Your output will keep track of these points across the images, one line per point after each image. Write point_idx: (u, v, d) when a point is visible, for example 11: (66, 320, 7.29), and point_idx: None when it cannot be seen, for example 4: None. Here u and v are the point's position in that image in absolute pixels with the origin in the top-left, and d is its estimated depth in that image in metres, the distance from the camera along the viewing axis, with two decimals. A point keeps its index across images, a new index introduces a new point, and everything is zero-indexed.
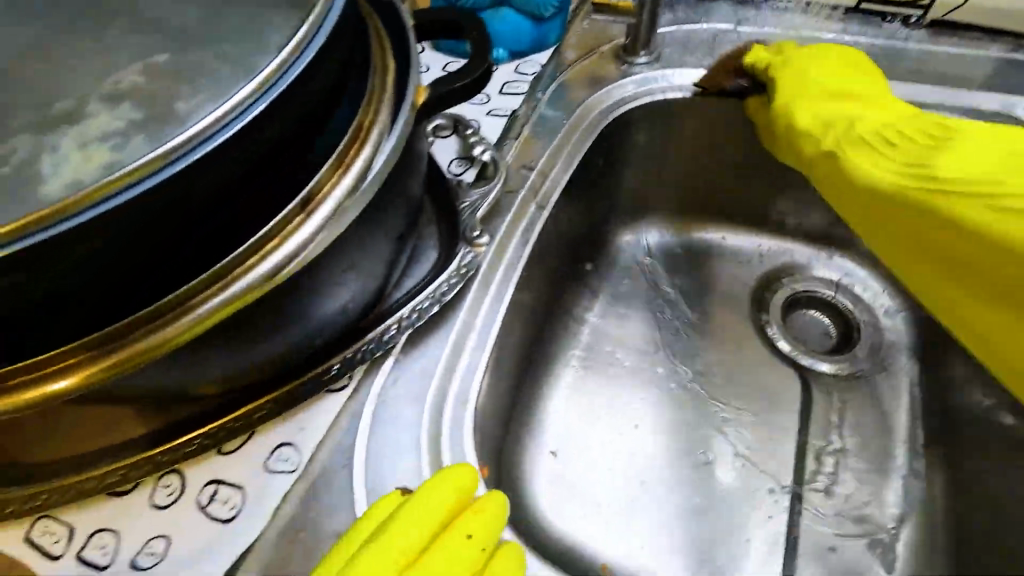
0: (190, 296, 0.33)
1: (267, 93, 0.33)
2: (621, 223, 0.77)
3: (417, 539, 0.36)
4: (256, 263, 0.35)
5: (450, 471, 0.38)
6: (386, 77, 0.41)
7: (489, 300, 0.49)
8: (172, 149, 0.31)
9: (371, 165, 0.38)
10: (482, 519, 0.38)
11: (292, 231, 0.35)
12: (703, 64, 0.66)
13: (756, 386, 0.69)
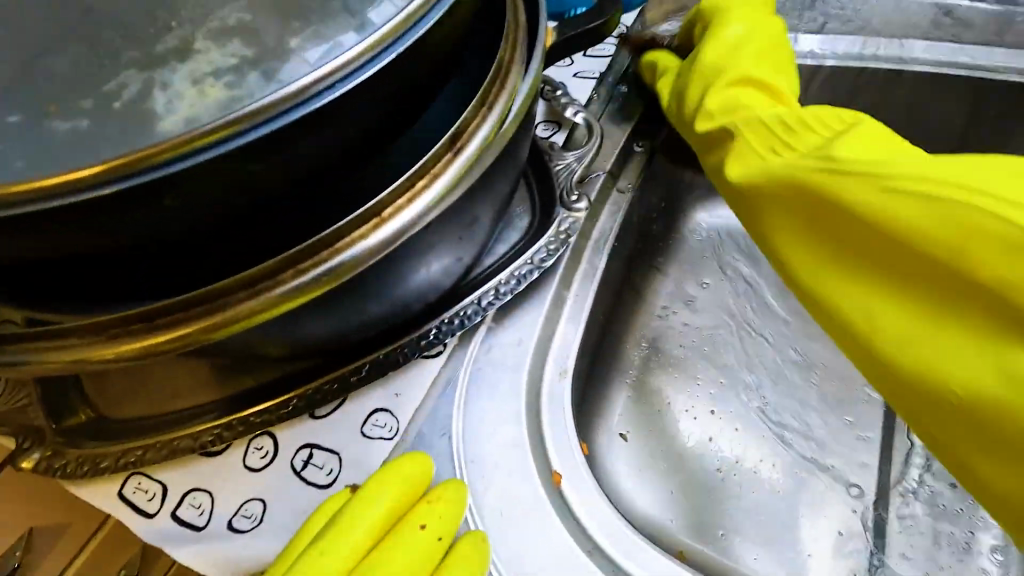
0: (311, 256, 0.31)
1: (394, 43, 0.30)
2: (694, 200, 0.74)
3: (365, 537, 0.33)
4: (370, 231, 0.32)
5: (392, 464, 0.35)
6: (519, 14, 0.37)
7: (583, 271, 0.46)
8: (298, 91, 0.28)
9: (508, 114, 0.34)
10: (438, 510, 0.34)
11: (418, 189, 0.32)
12: (800, 28, 0.62)
13: (832, 372, 0.68)
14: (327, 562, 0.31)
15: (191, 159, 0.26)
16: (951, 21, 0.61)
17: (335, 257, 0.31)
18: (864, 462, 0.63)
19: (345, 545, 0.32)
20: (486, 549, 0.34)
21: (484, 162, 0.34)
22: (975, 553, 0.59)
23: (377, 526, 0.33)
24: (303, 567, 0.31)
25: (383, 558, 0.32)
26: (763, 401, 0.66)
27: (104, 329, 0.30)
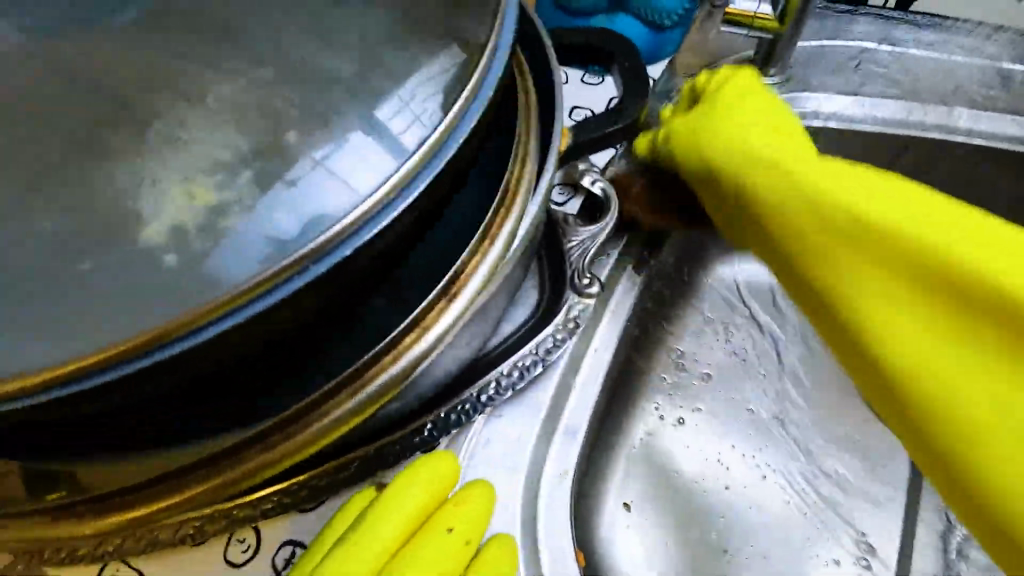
0: (323, 398, 0.31)
1: (418, 179, 0.29)
2: (716, 253, 0.71)
3: (391, 538, 0.33)
4: (383, 371, 0.31)
5: (424, 463, 0.35)
6: (531, 118, 0.35)
7: (592, 357, 0.44)
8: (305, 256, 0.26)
9: (517, 235, 0.32)
10: (466, 511, 0.35)
11: (432, 322, 0.31)
12: (843, 87, 0.58)
13: (855, 448, 0.65)
14: (359, 560, 0.32)
15: (197, 336, 0.25)
16: (1007, 89, 0.57)
17: (340, 406, 0.31)
18: (871, 547, 0.61)
19: (370, 548, 0.32)
20: (514, 554, 0.36)
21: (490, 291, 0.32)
22: None
23: (407, 521, 0.34)
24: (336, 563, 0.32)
25: (417, 555, 0.33)
26: (778, 477, 0.63)
27: (108, 502, 0.31)
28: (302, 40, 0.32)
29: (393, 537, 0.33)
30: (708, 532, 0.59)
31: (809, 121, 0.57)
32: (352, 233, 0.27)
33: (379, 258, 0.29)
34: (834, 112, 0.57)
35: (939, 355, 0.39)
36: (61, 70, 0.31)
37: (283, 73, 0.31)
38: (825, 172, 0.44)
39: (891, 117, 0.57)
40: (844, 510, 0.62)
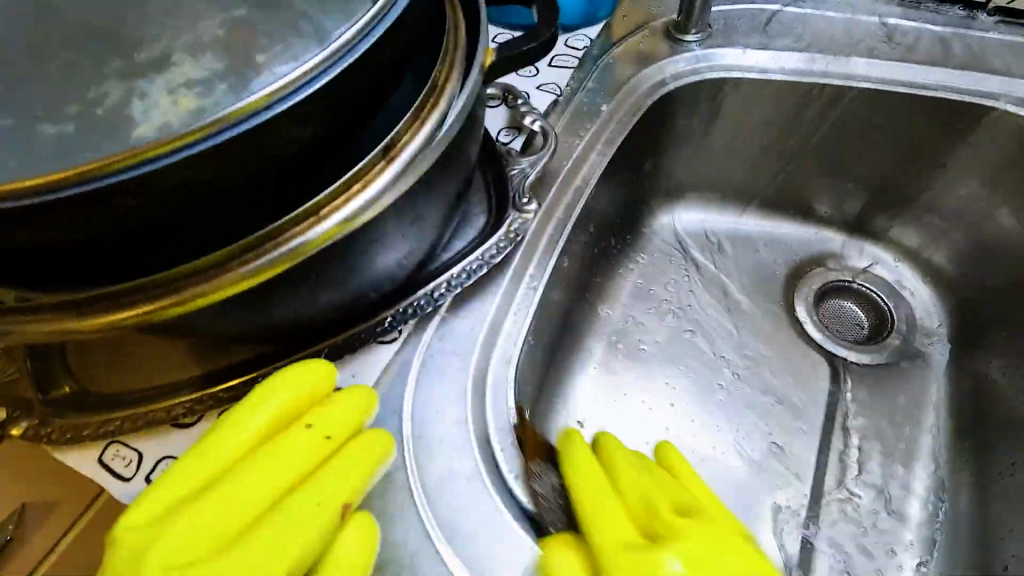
0: (249, 251, 0.35)
1: (345, 57, 0.33)
2: (659, 203, 0.77)
3: (249, 437, 0.37)
4: (304, 230, 0.35)
5: (296, 367, 0.39)
6: (458, 38, 0.40)
7: (534, 267, 0.51)
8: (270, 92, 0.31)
9: (442, 126, 0.38)
10: (331, 410, 0.39)
11: (354, 194, 0.36)
12: (752, 43, 0.67)
13: (788, 363, 0.71)
14: (218, 450, 0.36)
15: (179, 154, 0.30)
16: (893, 40, 0.67)
17: (262, 257, 0.35)
18: (802, 452, 0.65)
19: (225, 443, 0.37)
20: (378, 451, 0.39)
21: (418, 168, 0.38)
22: (897, 543, 0.61)
23: (269, 422, 0.38)
24: (195, 457, 0.36)
25: (273, 445, 0.37)
26: (714, 393, 0.68)
27: (74, 308, 0.34)
28: None
29: (253, 437, 0.37)
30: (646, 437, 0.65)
31: (717, 74, 0.66)
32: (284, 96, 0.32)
33: (328, 136, 0.35)
34: (745, 65, 0.66)
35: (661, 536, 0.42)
36: (65, 15, 0.37)
37: (254, 9, 0.38)
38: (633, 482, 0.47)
39: (792, 67, 0.66)
40: (784, 421, 0.67)
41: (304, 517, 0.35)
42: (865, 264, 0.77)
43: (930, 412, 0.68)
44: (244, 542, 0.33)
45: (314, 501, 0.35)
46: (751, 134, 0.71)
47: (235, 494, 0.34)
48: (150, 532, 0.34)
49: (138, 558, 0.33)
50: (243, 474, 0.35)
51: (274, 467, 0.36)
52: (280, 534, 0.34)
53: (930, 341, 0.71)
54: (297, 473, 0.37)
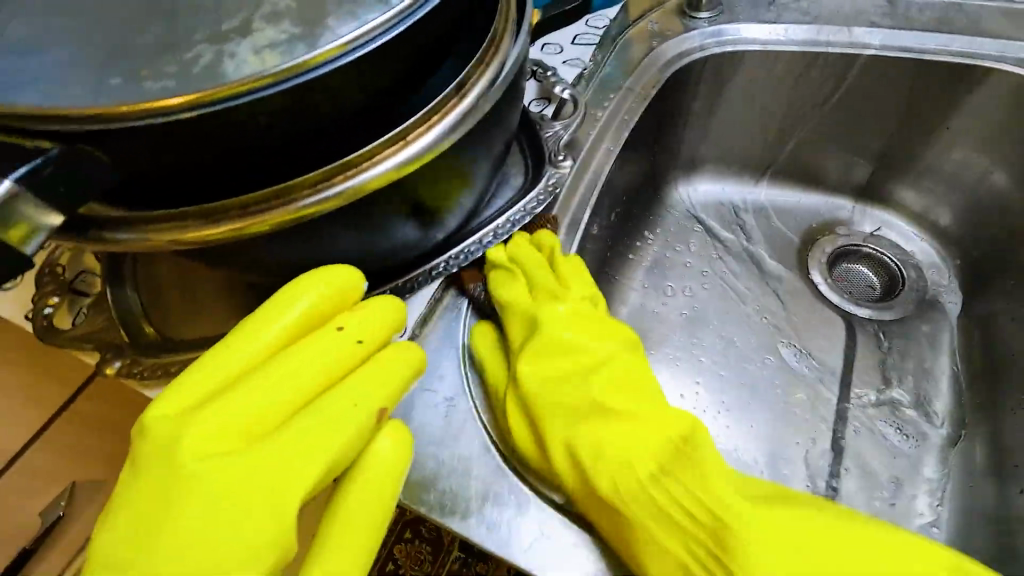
0: (325, 179, 0.34)
1: (421, 7, 0.33)
2: (676, 176, 0.82)
3: (281, 334, 0.39)
4: (380, 158, 0.34)
5: (328, 268, 0.41)
6: None
7: (567, 223, 0.56)
8: (363, 31, 0.31)
9: (504, 68, 0.38)
10: (358, 319, 0.41)
11: (425, 130, 0.35)
12: (761, 18, 0.72)
13: (805, 320, 0.74)
14: (240, 352, 0.38)
15: (270, 88, 0.30)
16: (895, 11, 0.71)
17: (335, 184, 0.34)
18: (822, 401, 0.68)
19: (258, 339, 0.39)
20: (412, 359, 0.42)
21: (481, 109, 0.37)
22: (921, 484, 0.63)
23: (296, 326, 0.40)
24: (219, 356, 0.38)
25: (304, 344, 0.39)
26: (735, 349, 0.72)
27: (152, 223, 0.33)
28: None
29: (278, 339, 0.39)
30: (680, 390, 0.69)
31: (725, 48, 0.71)
32: (361, 43, 0.31)
33: None
34: (754, 38, 0.71)
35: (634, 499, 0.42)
36: None
37: None
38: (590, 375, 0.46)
39: (801, 39, 0.70)
40: (805, 374, 0.70)
41: (343, 415, 0.38)
42: (871, 227, 0.81)
43: (944, 360, 0.70)
44: (282, 436, 0.36)
45: (351, 401, 0.38)
46: (764, 105, 0.75)
47: (264, 395, 0.37)
48: (179, 425, 0.36)
49: (169, 450, 0.35)
50: (277, 371, 0.37)
51: (306, 370, 0.38)
52: (316, 431, 0.37)
53: (940, 294, 0.75)
54: (327, 376, 0.39)
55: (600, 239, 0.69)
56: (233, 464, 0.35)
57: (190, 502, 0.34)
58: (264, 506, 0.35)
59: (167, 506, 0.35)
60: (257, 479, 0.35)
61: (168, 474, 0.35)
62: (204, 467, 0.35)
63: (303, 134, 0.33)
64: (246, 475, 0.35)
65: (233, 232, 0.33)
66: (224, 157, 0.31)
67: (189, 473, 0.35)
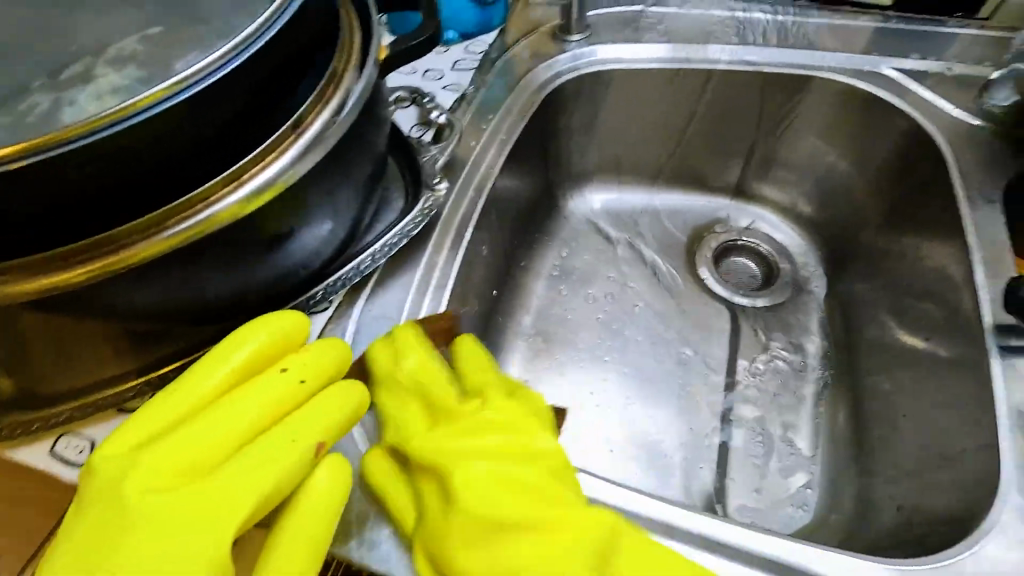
0: (172, 215, 0.35)
1: (246, 50, 0.35)
2: (570, 188, 0.86)
3: (226, 377, 0.40)
4: (226, 193, 0.36)
5: (271, 317, 0.42)
6: (354, 33, 0.43)
7: (450, 241, 0.58)
8: (187, 75, 0.33)
9: (348, 99, 0.40)
10: (299, 358, 0.42)
11: (268, 163, 0.37)
12: (625, 39, 0.78)
13: (693, 313, 0.80)
14: (190, 394, 0.39)
15: (94, 135, 0.31)
16: (742, 29, 0.79)
17: (183, 221, 0.35)
18: (711, 384, 0.74)
19: (202, 382, 0.40)
20: (355, 395, 0.43)
21: (326, 142, 0.39)
22: (798, 454, 0.69)
23: (237, 369, 0.41)
24: (164, 399, 0.39)
25: (246, 389, 0.40)
26: (631, 344, 0.77)
27: None
28: (179, 5, 0.43)
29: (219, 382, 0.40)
30: (589, 389, 0.72)
31: (594, 68, 0.76)
32: (193, 82, 0.33)
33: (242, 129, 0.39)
34: (620, 58, 0.77)
35: (537, 496, 0.42)
36: None
37: (167, 26, 0.42)
38: (524, 431, 0.47)
39: (661, 56, 0.77)
40: (698, 362, 0.76)
41: (280, 453, 0.39)
42: (747, 222, 0.88)
43: (814, 338, 0.78)
44: (219, 475, 0.38)
45: (289, 441, 0.39)
46: (638, 118, 0.81)
47: (204, 435, 0.38)
48: (125, 465, 0.37)
49: (110, 491, 0.36)
50: (220, 413, 0.39)
51: (241, 413, 0.39)
52: (257, 466, 0.38)
53: (808, 279, 0.83)
54: (269, 414, 0.40)
55: (495, 255, 0.72)
56: (171, 503, 0.36)
57: (130, 541, 0.35)
58: (197, 543, 0.36)
59: (108, 545, 0.35)
60: (197, 518, 0.36)
61: (111, 514, 0.36)
62: (143, 509, 0.36)
63: (140, 173, 0.34)
64: (183, 514, 0.36)
65: (76, 279, 0.33)
66: (49, 207, 0.31)
67: (128, 512, 0.36)
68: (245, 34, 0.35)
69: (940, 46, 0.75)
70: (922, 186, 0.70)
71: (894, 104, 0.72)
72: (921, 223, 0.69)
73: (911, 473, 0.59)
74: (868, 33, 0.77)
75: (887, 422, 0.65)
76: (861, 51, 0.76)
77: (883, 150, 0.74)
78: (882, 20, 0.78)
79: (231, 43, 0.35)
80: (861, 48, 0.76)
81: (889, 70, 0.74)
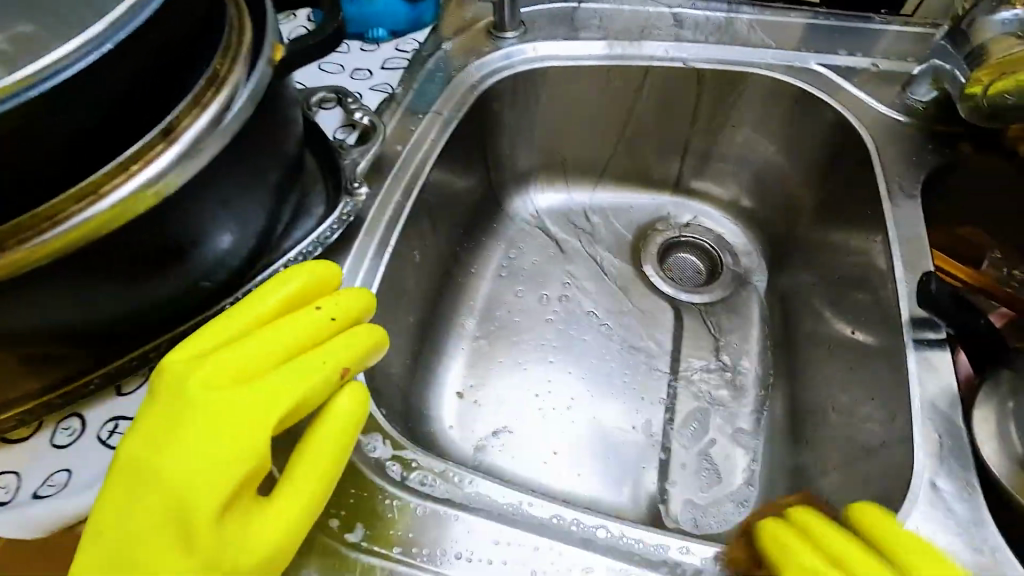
0: (28, 227, 0.33)
1: (98, 48, 0.32)
2: (513, 188, 0.85)
3: (270, 307, 0.43)
4: (90, 205, 0.34)
5: (308, 263, 0.45)
6: (243, 33, 0.41)
7: (375, 247, 0.56)
8: (25, 76, 0.30)
9: (230, 105, 0.39)
10: (337, 298, 0.45)
11: (136, 173, 0.35)
12: (561, 36, 0.76)
13: (635, 309, 0.80)
14: (245, 311, 0.42)
15: None
16: (677, 25, 0.79)
17: (41, 235, 0.33)
18: (655, 382, 0.74)
19: (250, 310, 0.42)
20: (372, 337, 0.45)
21: (203, 151, 0.38)
22: (737, 449, 0.69)
23: (283, 302, 0.43)
24: (220, 319, 0.42)
25: (290, 318, 0.42)
26: (575, 344, 0.75)
27: None
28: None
29: (266, 311, 0.43)
30: (535, 391, 0.71)
31: (529, 66, 0.75)
32: (36, 82, 0.30)
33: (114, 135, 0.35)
34: (555, 55, 0.76)
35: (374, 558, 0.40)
36: None
37: (35, 22, 0.39)
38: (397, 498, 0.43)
39: (597, 54, 0.76)
40: (643, 359, 0.75)
41: (311, 370, 0.40)
42: (690, 218, 0.89)
43: (755, 332, 0.78)
44: (263, 381, 0.39)
45: (319, 363, 0.41)
46: (576, 116, 0.81)
47: (257, 345, 0.40)
48: (183, 368, 0.39)
49: (174, 386, 0.38)
50: (264, 333, 0.41)
51: (283, 336, 0.41)
52: (292, 378, 0.40)
53: (750, 273, 0.84)
54: (307, 340, 0.42)
55: (432, 259, 0.70)
56: (217, 400, 0.38)
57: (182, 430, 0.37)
58: (235, 440, 0.37)
59: (167, 434, 0.37)
60: (238, 416, 0.38)
61: (171, 405, 0.38)
62: (195, 405, 0.38)
63: None
64: (228, 411, 0.38)
65: None
66: None
67: (184, 405, 0.38)
68: (96, 30, 0.32)
69: (866, 42, 0.76)
70: (849, 181, 0.71)
71: (823, 99, 0.72)
72: (848, 217, 0.70)
73: (842, 466, 0.59)
74: (798, 29, 0.78)
75: (821, 415, 0.65)
76: (793, 48, 0.76)
77: (815, 145, 0.75)
78: (812, 17, 0.79)
79: (78, 40, 0.31)
80: (793, 44, 0.77)
81: (818, 66, 0.75)
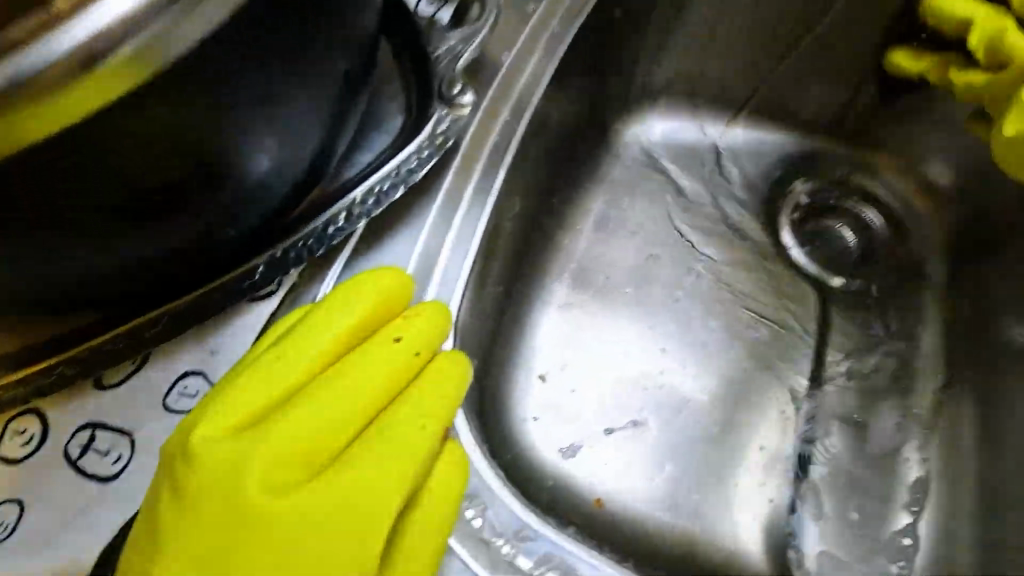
0: None
1: None
2: (626, 110, 0.63)
3: (325, 348, 0.28)
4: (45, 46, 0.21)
5: (371, 273, 0.30)
6: None
7: (474, 186, 0.40)
8: None
9: None
10: (414, 325, 0.30)
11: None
12: None
13: (772, 288, 0.61)
14: (292, 360, 0.27)
15: None
16: None
17: None
18: (790, 389, 0.57)
19: (299, 355, 0.28)
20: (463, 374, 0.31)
21: None
22: (889, 491, 0.55)
23: (342, 337, 0.29)
24: (257, 372, 0.27)
25: (356, 365, 0.28)
26: (693, 330, 0.58)
27: None
28: None
29: (321, 354, 0.28)
30: (644, 382, 0.56)
31: None
32: None
33: None
34: None
35: None
36: None
37: None
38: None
39: None
40: (781, 356, 0.58)
41: (401, 449, 0.28)
42: (844, 174, 0.67)
43: (925, 338, 0.60)
44: (342, 471, 0.27)
45: (406, 437, 0.28)
46: (744, 18, 0.57)
47: (327, 411, 0.27)
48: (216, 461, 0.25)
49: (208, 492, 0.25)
50: (325, 396, 0.27)
51: (351, 397, 0.27)
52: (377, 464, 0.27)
53: (921, 259, 0.64)
54: (382, 396, 0.29)
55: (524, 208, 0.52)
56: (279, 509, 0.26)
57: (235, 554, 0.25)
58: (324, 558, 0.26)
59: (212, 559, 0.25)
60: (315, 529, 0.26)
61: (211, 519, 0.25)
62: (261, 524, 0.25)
63: None
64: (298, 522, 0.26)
65: None
66: None
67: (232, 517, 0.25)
68: None
69: None
70: None
71: None
72: None
73: None
74: None
75: None
76: None
77: None
78: None
79: None
80: None
81: None
